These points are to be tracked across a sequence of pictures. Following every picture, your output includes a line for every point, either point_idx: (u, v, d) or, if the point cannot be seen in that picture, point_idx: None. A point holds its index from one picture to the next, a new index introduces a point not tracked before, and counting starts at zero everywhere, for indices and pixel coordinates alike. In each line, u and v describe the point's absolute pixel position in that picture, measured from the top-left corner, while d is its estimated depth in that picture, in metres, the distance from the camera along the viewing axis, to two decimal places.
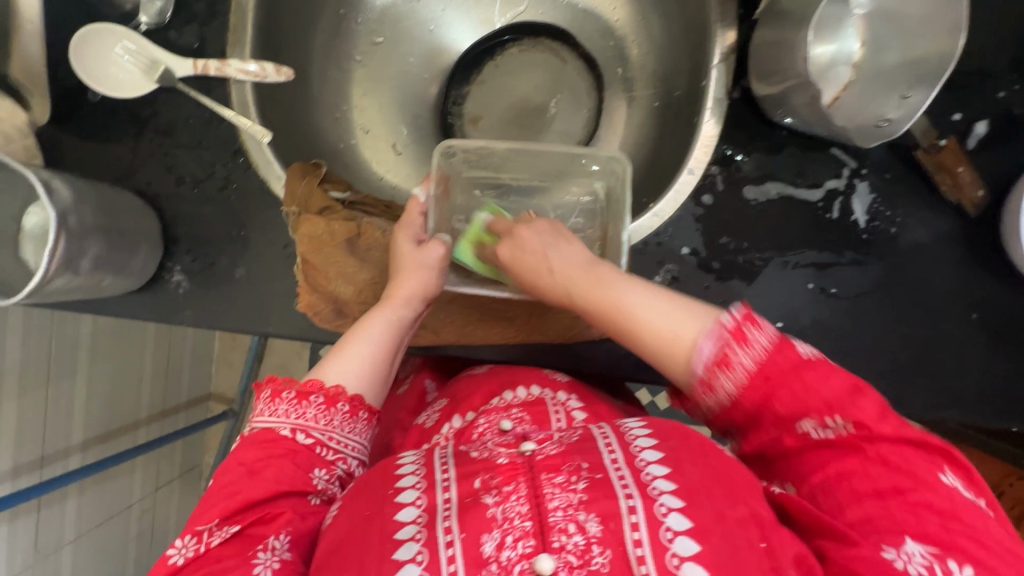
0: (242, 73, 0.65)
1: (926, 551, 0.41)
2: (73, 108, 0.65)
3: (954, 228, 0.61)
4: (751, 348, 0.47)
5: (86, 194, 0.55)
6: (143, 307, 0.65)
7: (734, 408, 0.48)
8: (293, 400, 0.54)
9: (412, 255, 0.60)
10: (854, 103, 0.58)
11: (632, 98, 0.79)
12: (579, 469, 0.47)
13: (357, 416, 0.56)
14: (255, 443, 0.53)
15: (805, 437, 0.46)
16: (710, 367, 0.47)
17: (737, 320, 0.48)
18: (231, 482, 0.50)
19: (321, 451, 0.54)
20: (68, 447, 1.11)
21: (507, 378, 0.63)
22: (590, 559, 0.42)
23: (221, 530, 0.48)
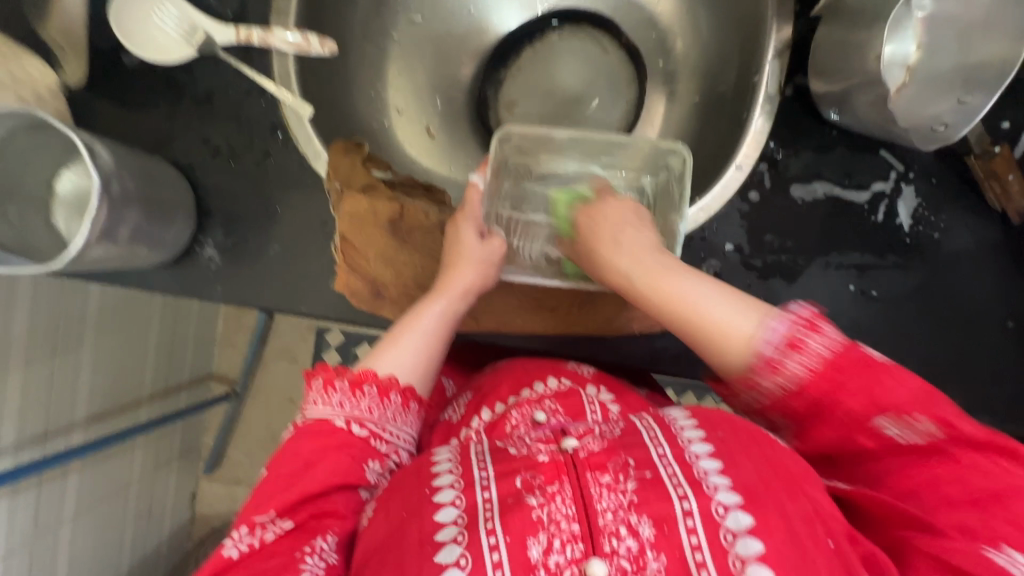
0: (283, 42, 0.61)
1: (1012, 550, 0.41)
2: (107, 71, 0.62)
3: (996, 236, 0.62)
4: (822, 338, 0.46)
5: (126, 162, 0.53)
6: (173, 281, 0.63)
7: (796, 392, 0.47)
8: (348, 391, 0.53)
9: (475, 248, 0.61)
10: (910, 105, 0.57)
11: (672, 92, 0.78)
12: (627, 467, 0.47)
13: (409, 408, 0.55)
14: (306, 436, 0.52)
15: (883, 439, 0.46)
16: (778, 351, 0.47)
17: (804, 312, 0.48)
18: (289, 474, 0.51)
19: (377, 443, 0.53)
20: (72, 422, 1.09)
21: (536, 370, 0.62)
22: (643, 563, 0.43)
23: (276, 524, 0.49)
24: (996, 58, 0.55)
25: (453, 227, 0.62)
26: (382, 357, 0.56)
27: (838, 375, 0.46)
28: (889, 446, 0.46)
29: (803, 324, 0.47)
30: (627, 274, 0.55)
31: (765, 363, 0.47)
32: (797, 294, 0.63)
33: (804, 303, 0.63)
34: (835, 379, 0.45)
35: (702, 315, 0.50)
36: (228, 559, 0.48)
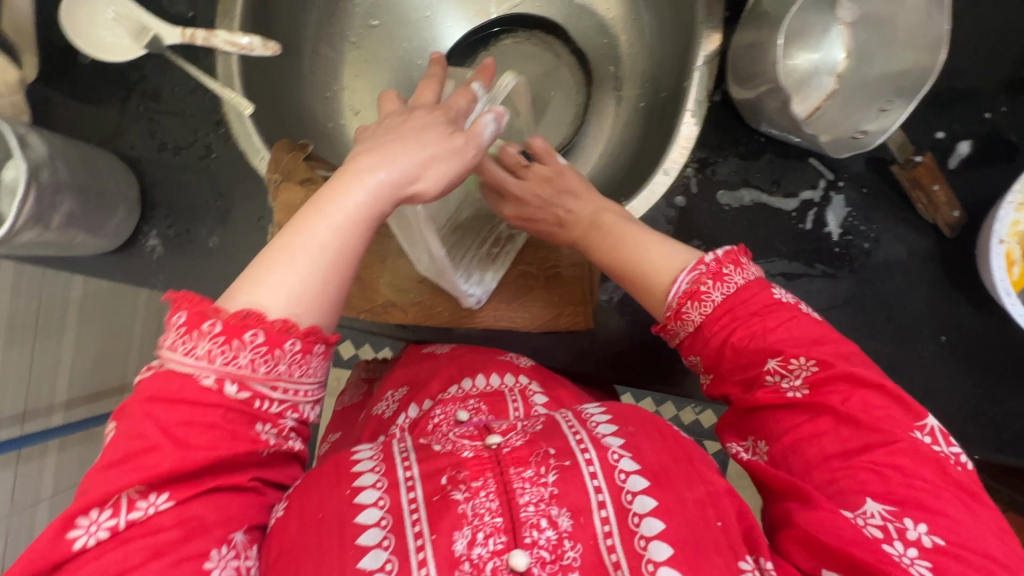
0: (230, 45, 0.63)
1: (885, 511, 0.42)
2: (63, 68, 0.66)
3: (929, 247, 0.61)
4: (726, 285, 0.50)
5: (62, 152, 0.56)
6: (117, 268, 0.66)
7: (698, 334, 0.51)
8: (220, 341, 0.40)
9: (449, 140, 0.50)
10: (835, 116, 0.59)
11: (620, 98, 0.78)
12: (547, 458, 0.48)
13: (310, 355, 0.43)
14: (157, 398, 0.41)
15: (779, 389, 0.47)
16: (682, 296, 0.51)
17: (718, 257, 0.51)
18: (152, 442, 0.40)
19: (262, 404, 0.42)
20: (52, 405, 1.13)
21: (467, 365, 0.63)
22: (561, 553, 0.44)
23: (149, 502, 0.40)
24: (916, 65, 0.52)
25: (424, 115, 0.51)
26: (262, 284, 0.43)
27: (752, 325, 0.49)
28: (790, 400, 0.47)
29: (713, 268, 0.51)
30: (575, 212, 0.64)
31: (673, 310, 0.51)
32: None
33: None
34: (762, 325, 0.48)
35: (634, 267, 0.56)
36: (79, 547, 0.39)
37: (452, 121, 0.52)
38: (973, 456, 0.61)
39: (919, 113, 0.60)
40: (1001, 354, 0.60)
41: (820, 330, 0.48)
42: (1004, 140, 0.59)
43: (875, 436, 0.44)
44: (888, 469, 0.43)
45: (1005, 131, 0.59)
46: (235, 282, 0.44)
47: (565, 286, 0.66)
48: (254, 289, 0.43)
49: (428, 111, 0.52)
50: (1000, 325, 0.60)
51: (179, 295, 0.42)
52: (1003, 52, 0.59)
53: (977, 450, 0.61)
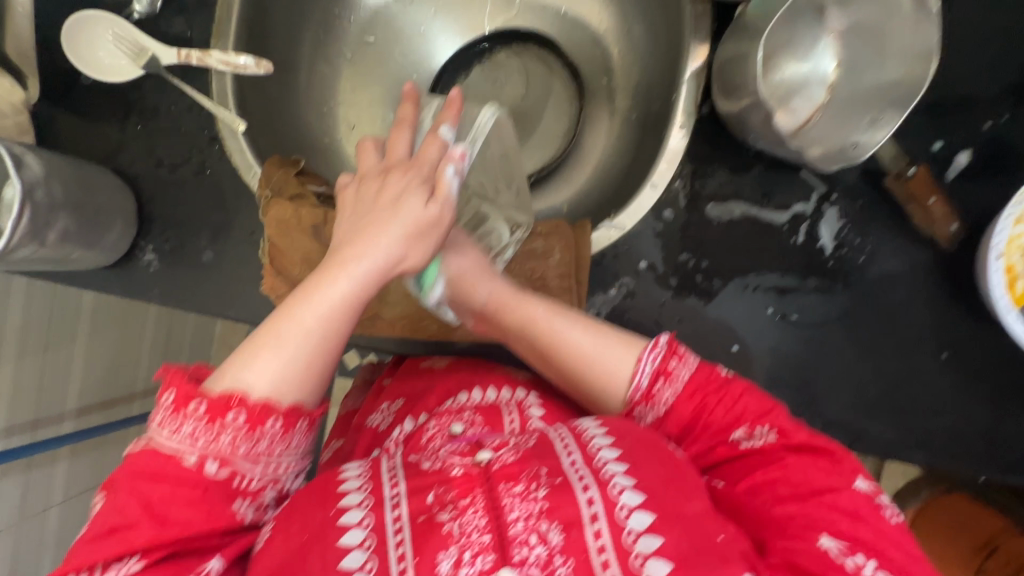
0: (224, 64, 0.65)
1: (840, 544, 0.44)
2: (65, 88, 0.68)
3: (927, 260, 0.59)
4: (687, 363, 0.52)
5: (58, 171, 0.57)
6: (114, 281, 0.68)
7: (669, 416, 0.52)
8: (203, 422, 0.43)
9: (412, 210, 0.50)
10: (828, 126, 0.57)
11: (613, 110, 0.78)
12: (538, 476, 0.48)
13: (292, 432, 0.46)
14: (142, 474, 0.43)
15: (736, 446, 0.51)
16: (654, 378, 0.52)
17: (669, 344, 0.53)
18: (129, 512, 0.42)
19: (240, 481, 0.45)
20: (62, 412, 1.15)
21: (465, 379, 0.63)
22: (552, 569, 0.44)
23: (121, 566, 0.42)
24: (908, 75, 0.51)
25: (394, 181, 0.51)
26: (249, 367, 0.45)
27: (719, 399, 0.51)
28: (745, 452, 0.51)
29: (670, 350, 0.52)
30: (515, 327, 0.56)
31: (640, 396, 0.53)
32: (713, 316, 0.61)
33: (721, 325, 0.61)
34: (721, 399, 0.51)
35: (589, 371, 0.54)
36: None
37: (426, 181, 0.51)
38: (978, 478, 0.58)
39: (915, 123, 0.58)
40: (1007, 373, 0.58)
41: (766, 403, 0.52)
42: (1005, 150, 0.57)
43: (819, 481, 0.48)
44: (835, 509, 0.46)
45: (1006, 141, 0.57)
46: (227, 360, 0.46)
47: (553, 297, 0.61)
48: (241, 370, 0.45)
49: (402, 171, 0.52)
50: (1005, 343, 0.58)
51: (170, 373, 0.45)
52: (1004, 59, 0.57)
53: (982, 472, 0.58)
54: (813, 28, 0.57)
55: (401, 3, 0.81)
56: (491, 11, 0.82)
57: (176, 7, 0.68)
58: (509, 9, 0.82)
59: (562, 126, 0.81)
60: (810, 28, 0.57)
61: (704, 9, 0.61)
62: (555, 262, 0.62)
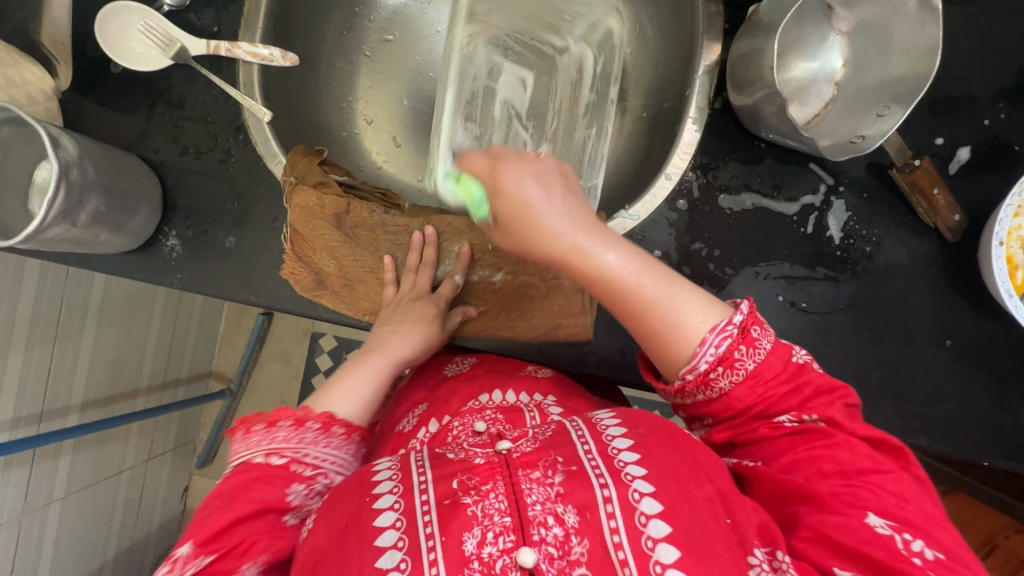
0: (252, 55, 0.68)
1: (886, 523, 0.45)
2: (95, 76, 0.69)
3: (931, 250, 0.61)
4: (755, 353, 0.49)
5: (90, 153, 0.59)
6: (136, 266, 0.69)
7: (721, 402, 0.50)
8: (266, 426, 0.54)
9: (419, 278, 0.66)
10: (834, 121, 0.60)
11: (624, 108, 0.80)
12: (555, 463, 0.49)
13: (331, 431, 0.56)
14: (226, 480, 0.52)
15: (782, 427, 0.49)
16: (713, 366, 0.48)
17: (743, 322, 0.49)
18: (207, 511, 0.51)
19: (298, 468, 0.53)
20: (68, 405, 1.15)
21: (486, 381, 0.64)
22: (569, 548, 0.44)
23: (195, 560, 0.48)
24: (911, 71, 0.54)
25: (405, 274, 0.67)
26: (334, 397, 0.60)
27: (782, 385, 0.49)
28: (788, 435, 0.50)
29: (737, 338, 0.48)
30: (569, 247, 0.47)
31: (695, 377, 0.49)
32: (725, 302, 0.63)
33: None
34: (785, 390, 0.49)
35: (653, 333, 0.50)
36: None
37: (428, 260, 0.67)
38: (983, 463, 0.60)
39: (919, 119, 0.61)
40: (1007, 360, 0.60)
41: (825, 386, 0.51)
42: (1004, 146, 0.60)
43: (867, 462, 0.48)
44: (883, 488, 0.47)
45: (1004, 137, 0.60)
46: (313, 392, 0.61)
47: (566, 296, 0.66)
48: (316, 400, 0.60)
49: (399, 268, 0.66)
50: (1006, 330, 0.60)
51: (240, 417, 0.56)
52: (1002, 61, 0.60)
53: (987, 457, 0.60)
54: (821, 28, 0.60)
55: (420, 2, 0.84)
56: None
57: (205, 1, 0.70)
58: None
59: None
60: (817, 28, 0.60)
61: (718, 9, 0.64)
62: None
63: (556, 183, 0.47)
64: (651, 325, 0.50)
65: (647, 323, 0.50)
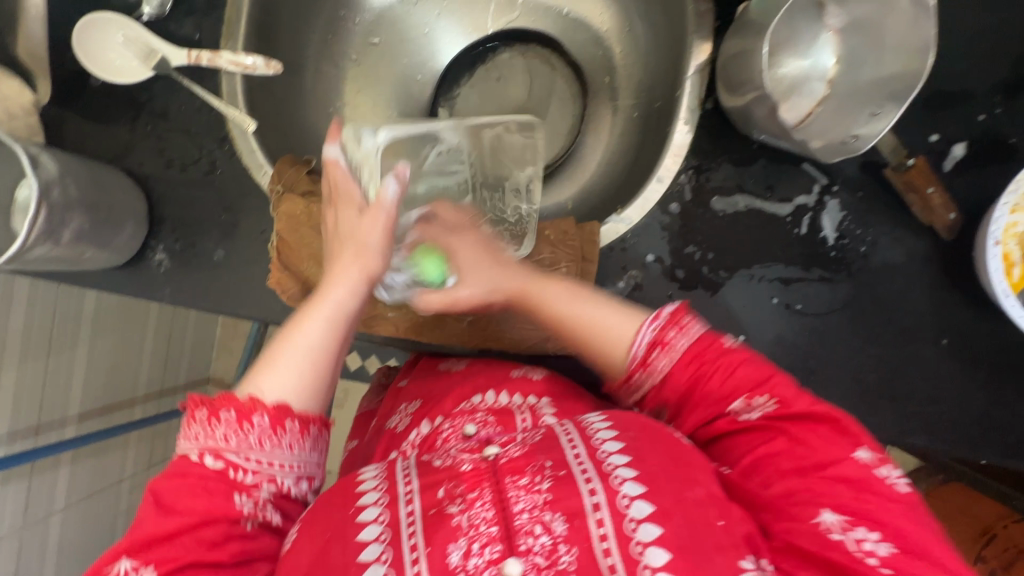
0: (233, 65, 0.66)
1: (841, 519, 0.45)
2: (75, 89, 0.68)
3: (926, 249, 0.60)
4: (686, 333, 0.53)
5: (72, 170, 0.58)
6: (124, 281, 0.68)
7: (666, 385, 0.54)
8: (204, 420, 0.48)
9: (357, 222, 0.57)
10: (826, 120, 0.59)
11: (616, 107, 0.79)
12: (543, 469, 0.48)
13: (279, 429, 0.49)
14: (167, 475, 0.48)
15: (740, 421, 0.51)
16: (649, 347, 0.53)
17: (673, 310, 0.54)
18: (141, 515, 0.47)
19: (236, 474, 0.48)
20: (65, 417, 1.15)
21: (479, 381, 0.62)
22: (557, 558, 0.44)
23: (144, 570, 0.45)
24: (905, 69, 0.53)
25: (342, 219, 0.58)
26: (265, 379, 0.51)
27: (716, 368, 0.52)
28: (745, 427, 0.51)
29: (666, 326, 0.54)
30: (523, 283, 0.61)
31: (637, 362, 0.54)
32: (719, 305, 0.62)
33: (728, 314, 0.62)
34: (723, 369, 0.52)
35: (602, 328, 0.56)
36: None
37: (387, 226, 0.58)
38: (980, 461, 0.60)
39: (913, 116, 0.60)
40: (1004, 357, 0.60)
41: (764, 371, 0.52)
42: (999, 141, 0.59)
43: (822, 454, 0.48)
44: (836, 480, 0.47)
45: (999, 132, 0.59)
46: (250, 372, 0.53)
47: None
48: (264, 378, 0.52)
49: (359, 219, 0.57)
50: (1002, 328, 0.60)
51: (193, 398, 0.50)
52: (997, 54, 0.59)
53: (983, 454, 0.60)
54: (812, 27, 0.59)
55: (405, 4, 0.82)
56: (494, 11, 0.83)
57: (185, 9, 0.69)
58: (512, 9, 0.83)
59: (563, 123, 0.83)
60: (809, 26, 0.59)
61: (707, 7, 0.63)
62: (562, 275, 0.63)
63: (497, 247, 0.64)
64: (602, 334, 0.56)
65: (601, 337, 0.56)
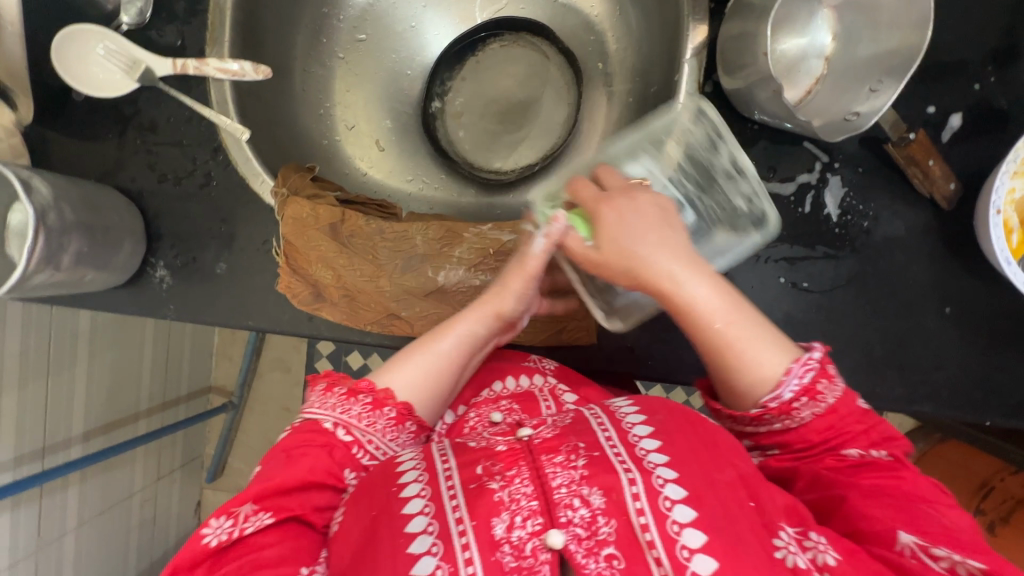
0: (222, 71, 0.64)
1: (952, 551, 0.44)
2: (59, 107, 0.66)
3: (927, 220, 0.61)
4: (835, 388, 0.49)
5: (65, 193, 0.56)
6: (126, 300, 0.67)
7: (798, 432, 0.50)
8: (342, 395, 0.55)
9: (513, 275, 0.56)
10: (824, 100, 0.59)
11: (611, 93, 0.79)
12: (577, 448, 0.49)
13: (402, 425, 0.55)
14: (293, 443, 0.54)
15: (852, 459, 0.50)
16: (795, 395, 0.49)
17: (818, 360, 0.50)
18: (269, 467, 0.52)
19: (357, 451, 0.54)
20: (69, 437, 1.13)
21: (497, 370, 0.63)
22: (596, 530, 0.45)
23: (256, 517, 0.50)
24: (902, 45, 0.53)
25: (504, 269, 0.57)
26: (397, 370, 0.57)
27: (853, 425, 0.50)
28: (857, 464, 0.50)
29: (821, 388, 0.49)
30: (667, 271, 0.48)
31: (778, 406, 0.49)
32: None
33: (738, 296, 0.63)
34: (863, 425, 0.50)
35: (739, 355, 0.49)
36: (206, 547, 0.48)
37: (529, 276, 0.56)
38: (985, 423, 0.62)
39: (909, 89, 0.60)
40: (1005, 322, 0.61)
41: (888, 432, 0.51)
42: (994, 110, 0.60)
43: (930, 494, 0.48)
44: (944, 520, 0.46)
45: (994, 101, 0.60)
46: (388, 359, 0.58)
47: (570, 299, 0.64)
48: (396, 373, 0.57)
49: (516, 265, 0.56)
50: (1003, 293, 0.61)
51: (324, 371, 0.58)
52: (990, 23, 0.60)
53: (988, 417, 0.62)
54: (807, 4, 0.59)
55: None
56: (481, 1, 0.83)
57: (165, 16, 0.67)
58: None
59: (556, 112, 0.82)
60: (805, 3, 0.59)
61: None
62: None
63: (658, 219, 0.50)
64: (740, 354, 0.49)
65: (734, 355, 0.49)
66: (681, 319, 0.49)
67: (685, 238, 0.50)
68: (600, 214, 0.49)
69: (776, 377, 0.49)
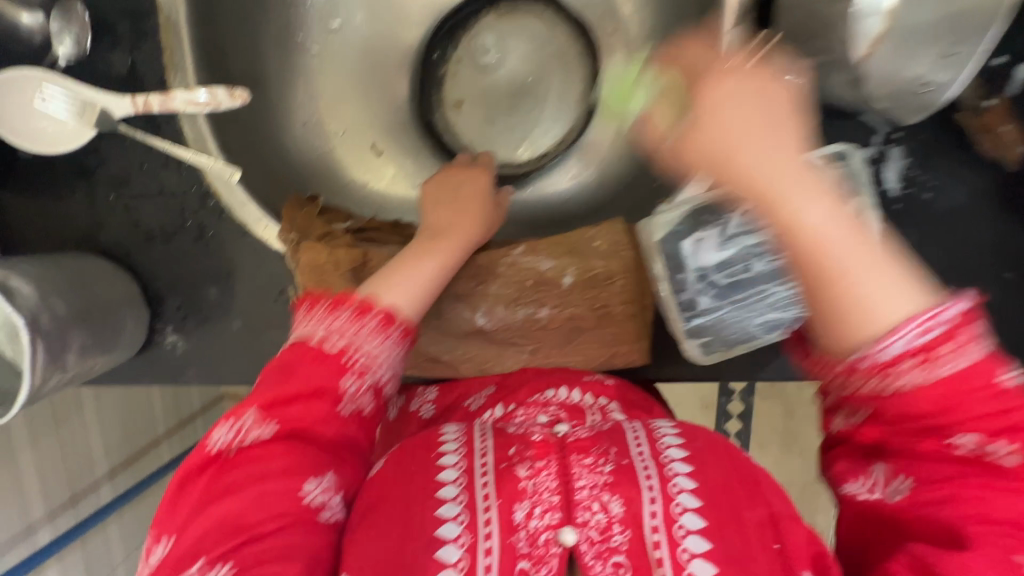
0: (192, 104, 0.55)
1: None
2: (11, 168, 0.57)
3: (994, 183, 0.57)
4: (963, 354, 0.36)
5: (51, 284, 0.49)
6: (142, 369, 0.62)
7: (896, 399, 0.38)
8: (329, 312, 0.51)
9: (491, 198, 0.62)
10: (888, 64, 0.49)
11: (630, 62, 0.70)
12: (607, 453, 0.48)
13: (388, 330, 0.51)
14: (287, 359, 0.50)
15: (954, 447, 0.38)
16: (912, 350, 0.37)
17: (957, 309, 0.37)
18: (266, 380, 0.50)
19: (347, 359, 0.50)
20: (97, 479, 1.11)
21: (554, 376, 0.58)
22: (609, 536, 0.45)
23: (259, 428, 0.48)
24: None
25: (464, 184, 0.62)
26: (391, 286, 0.53)
27: (975, 399, 0.37)
28: (949, 456, 0.38)
29: (918, 364, 0.37)
30: (721, 151, 0.42)
31: (871, 365, 0.38)
32: None
33: None
34: (992, 405, 0.37)
35: (847, 284, 0.39)
36: (211, 450, 0.48)
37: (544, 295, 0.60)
38: None
39: None
40: None
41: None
42: None
43: None
44: None
45: None
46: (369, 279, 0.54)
47: (619, 323, 0.60)
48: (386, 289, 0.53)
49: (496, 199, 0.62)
50: None
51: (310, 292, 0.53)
52: None
53: None
54: None
55: None
56: None
57: (107, 41, 0.56)
58: None
59: (559, 88, 0.73)
60: None
61: None
62: (619, 288, 0.60)
63: (756, 116, 0.42)
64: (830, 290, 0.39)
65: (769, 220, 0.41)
66: (769, 222, 0.41)
67: (809, 135, 0.43)
68: (718, 92, 0.43)
69: (865, 341, 0.38)
